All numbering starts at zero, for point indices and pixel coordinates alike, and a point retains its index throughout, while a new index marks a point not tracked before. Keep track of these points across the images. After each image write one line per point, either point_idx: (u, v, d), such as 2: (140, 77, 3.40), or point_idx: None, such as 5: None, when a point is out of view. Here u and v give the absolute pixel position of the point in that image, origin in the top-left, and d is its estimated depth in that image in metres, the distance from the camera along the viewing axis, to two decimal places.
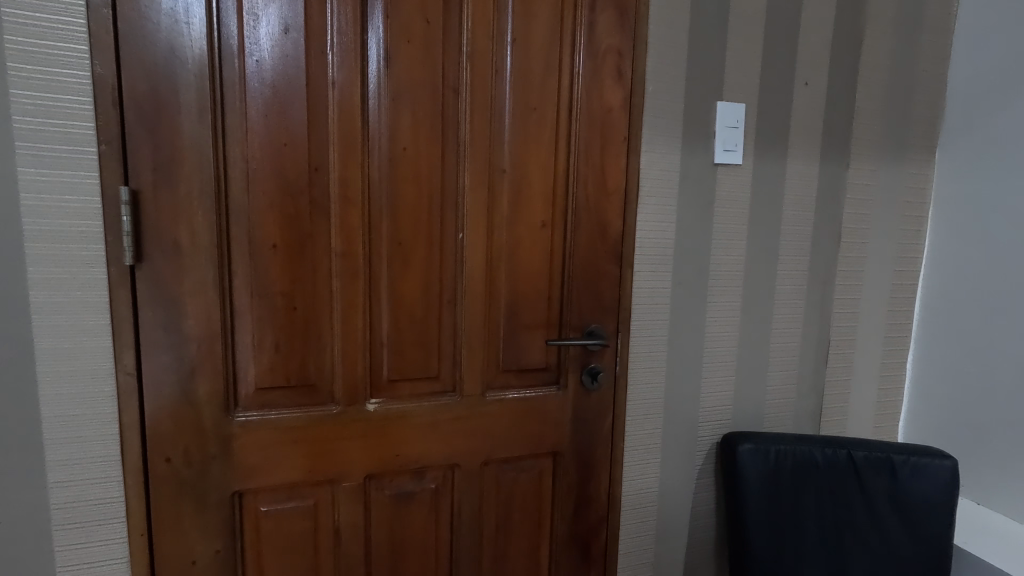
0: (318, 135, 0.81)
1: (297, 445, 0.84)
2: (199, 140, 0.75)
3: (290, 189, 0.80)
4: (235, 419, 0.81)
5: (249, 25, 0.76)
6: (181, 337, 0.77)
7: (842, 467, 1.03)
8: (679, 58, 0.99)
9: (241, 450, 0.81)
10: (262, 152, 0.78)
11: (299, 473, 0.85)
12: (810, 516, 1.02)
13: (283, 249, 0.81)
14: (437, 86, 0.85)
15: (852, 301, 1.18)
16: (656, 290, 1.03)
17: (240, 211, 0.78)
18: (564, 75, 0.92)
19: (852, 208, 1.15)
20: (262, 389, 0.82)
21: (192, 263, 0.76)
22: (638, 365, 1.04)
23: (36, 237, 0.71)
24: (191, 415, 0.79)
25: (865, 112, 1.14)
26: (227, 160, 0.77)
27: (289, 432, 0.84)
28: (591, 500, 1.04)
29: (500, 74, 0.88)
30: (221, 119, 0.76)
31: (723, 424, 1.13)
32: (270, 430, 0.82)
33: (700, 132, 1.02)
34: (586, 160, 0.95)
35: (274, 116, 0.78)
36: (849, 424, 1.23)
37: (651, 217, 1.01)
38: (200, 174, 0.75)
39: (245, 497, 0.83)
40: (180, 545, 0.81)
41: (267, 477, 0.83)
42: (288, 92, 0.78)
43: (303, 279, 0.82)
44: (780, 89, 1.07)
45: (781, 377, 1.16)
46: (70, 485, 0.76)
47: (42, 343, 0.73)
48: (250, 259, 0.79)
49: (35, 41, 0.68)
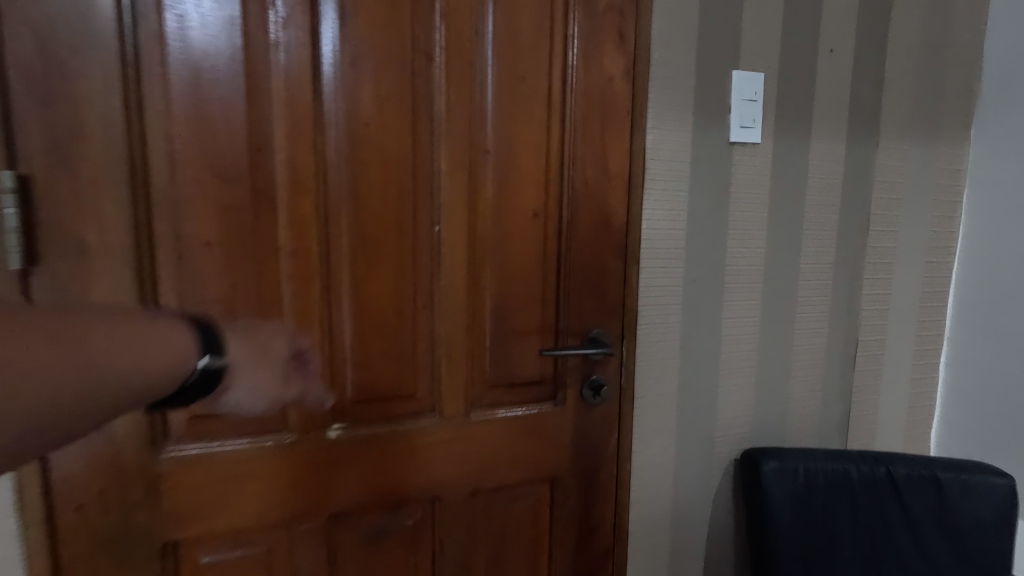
0: (261, 110, 0.67)
1: (243, 481, 0.70)
2: (107, 114, 0.61)
3: (230, 176, 0.66)
4: (169, 455, 0.67)
5: None
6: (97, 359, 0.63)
7: (882, 488, 0.90)
8: (688, 20, 0.85)
9: (173, 492, 0.67)
10: (193, 130, 0.64)
11: (247, 515, 0.71)
12: (847, 545, 0.89)
13: (221, 249, 0.66)
14: (405, 51, 0.71)
15: (882, 296, 1.06)
16: (666, 289, 0.90)
17: (164, 202, 0.64)
18: (557, 40, 0.79)
19: (881, 193, 1.03)
20: (199, 417, 0.68)
21: (108, 264, 0.62)
22: (646, 375, 0.90)
23: None
24: (115, 452, 0.65)
25: (895, 85, 1.01)
26: (148, 140, 0.63)
27: (238, 468, 0.70)
28: (596, 529, 0.91)
29: (481, 37, 0.75)
30: (138, 88, 0.62)
31: (742, 437, 1.00)
32: (213, 466, 0.69)
33: (714, 107, 0.89)
34: (584, 139, 0.81)
35: (206, 86, 0.64)
36: (879, 433, 1.11)
37: (659, 205, 0.87)
38: (110, 157, 0.61)
39: (182, 545, 0.69)
40: None
41: (208, 522, 0.69)
42: (225, 57, 0.64)
43: (247, 284, 0.68)
44: (803, 57, 0.93)
45: (805, 383, 1.03)
46: None
47: None
48: (179, 260, 0.65)
49: None
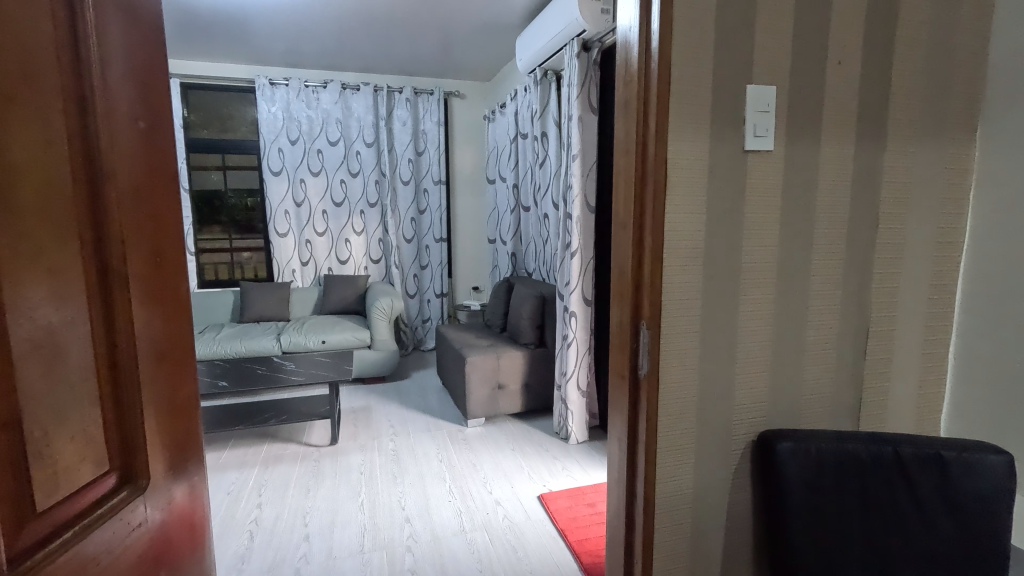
0: (52, 90, 0.54)
1: (54, 508, 0.54)
2: (55, 142, 0.54)
3: (94, 183, 0.59)
4: (130, 486, 0.65)
5: (97, 24, 0.59)
6: (163, 367, 0.71)
7: (889, 469, 0.96)
8: (702, 39, 0.94)
9: (101, 494, 0.61)
10: (100, 140, 0.59)
11: (57, 530, 0.54)
12: (854, 520, 0.96)
13: (83, 253, 0.58)
14: (639, 140, 0.97)
15: (891, 288, 1.13)
16: (686, 284, 1.00)
17: (73, 223, 0.56)
18: (643, 77, 0.95)
19: (890, 192, 1.10)
20: (89, 437, 0.59)
21: (164, 284, 0.71)
22: (670, 364, 1.01)
23: (166, 265, 0.71)
24: (159, 455, 0.70)
25: (901, 91, 1.07)
26: (132, 163, 0.65)
27: (29, 528, 0.51)
28: (631, 493, 1.05)
29: (645, 101, 0.95)
30: (147, 135, 0.68)
31: (757, 422, 1.08)
32: (46, 511, 0.53)
33: (728, 116, 0.97)
34: (637, 163, 0.98)
35: (98, 91, 0.59)
36: (889, 418, 1.17)
37: (679, 208, 0.97)
38: (35, 162, 0.52)
39: (114, 512, 0.62)
40: (129, 549, 0.64)
41: (84, 520, 0.58)
42: (75, 53, 0.57)
43: (39, 286, 0.52)
44: (812, 69, 1.01)
45: (817, 371, 1.11)
46: (116, 519, 0.62)
47: (162, 353, 0.71)
48: (39, 232, 0.53)
49: (165, 121, 0.72)
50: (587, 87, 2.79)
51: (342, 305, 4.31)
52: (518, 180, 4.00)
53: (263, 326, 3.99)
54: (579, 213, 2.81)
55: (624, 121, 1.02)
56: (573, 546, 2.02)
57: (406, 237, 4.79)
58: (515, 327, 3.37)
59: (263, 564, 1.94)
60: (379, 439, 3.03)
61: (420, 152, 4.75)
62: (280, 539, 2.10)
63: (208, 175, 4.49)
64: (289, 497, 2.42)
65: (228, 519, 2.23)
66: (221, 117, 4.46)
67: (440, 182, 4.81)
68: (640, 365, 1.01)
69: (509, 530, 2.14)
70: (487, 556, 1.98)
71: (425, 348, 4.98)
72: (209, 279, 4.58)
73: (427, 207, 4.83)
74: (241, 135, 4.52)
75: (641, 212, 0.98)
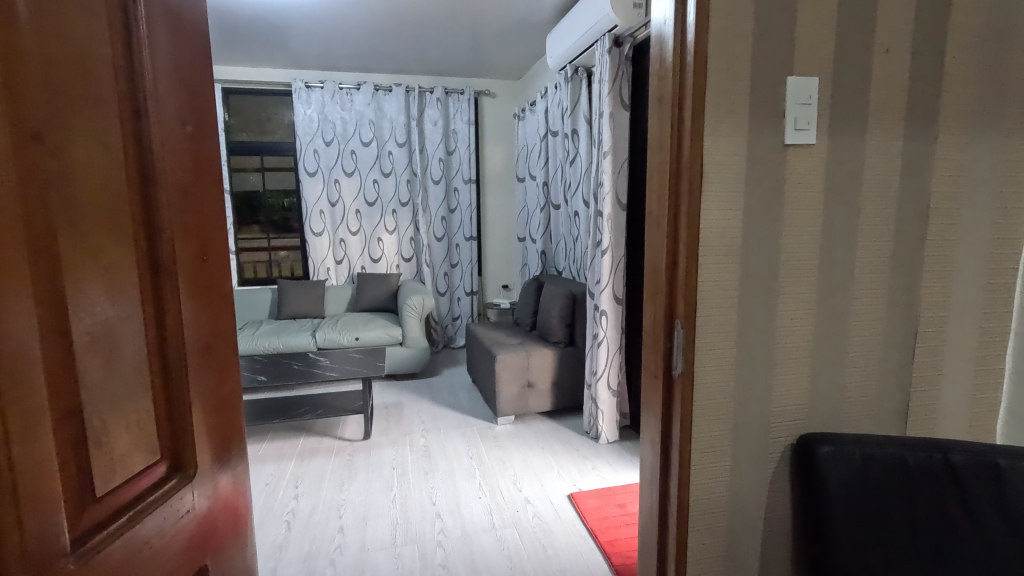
0: (109, 97, 0.57)
1: (112, 494, 0.57)
2: (111, 147, 0.57)
3: (146, 184, 0.62)
4: (179, 474, 0.68)
5: (147, 33, 0.62)
6: (209, 361, 0.74)
7: (940, 475, 0.92)
8: (740, 30, 0.92)
9: (152, 482, 0.64)
10: (151, 144, 0.62)
11: (115, 514, 0.57)
12: (900, 529, 0.92)
13: (136, 252, 0.60)
14: (674, 136, 0.95)
15: (942, 286, 1.07)
16: (722, 282, 0.98)
17: (125, 224, 0.59)
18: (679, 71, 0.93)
19: (942, 186, 1.04)
20: (141, 426, 0.62)
21: (210, 280, 0.74)
22: (705, 363, 0.99)
23: (211, 264, 0.74)
24: (205, 445, 0.73)
25: (954, 79, 1.01)
26: (181, 165, 0.68)
27: (89, 511, 0.54)
28: (664, 494, 1.04)
29: (680, 96, 0.94)
30: (194, 138, 0.70)
31: (797, 424, 1.05)
32: (105, 495, 0.56)
33: (767, 109, 0.95)
34: (671, 159, 0.96)
35: (150, 96, 0.62)
36: (940, 423, 1.12)
37: (715, 205, 0.95)
38: (93, 167, 0.55)
39: (165, 500, 0.65)
40: (179, 534, 0.67)
41: (139, 505, 0.61)
42: (129, 61, 0.59)
43: (98, 283, 0.55)
44: (857, 58, 0.97)
45: (861, 373, 1.07)
46: (168, 505, 0.65)
47: (207, 348, 0.74)
48: (97, 233, 0.55)
49: (210, 125, 0.75)
50: (619, 83, 2.76)
51: (375, 303, 4.40)
52: (548, 178, 3.99)
53: (300, 322, 4.11)
54: (610, 210, 2.78)
55: (658, 115, 1.00)
56: (603, 546, 2.00)
57: (437, 236, 4.84)
58: (545, 325, 3.36)
59: (299, 553, 2.00)
60: (411, 435, 3.08)
61: (450, 152, 4.79)
62: (316, 530, 2.16)
63: (248, 177, 4.65)
64: (324, 489, 2.49)
65: (267, 509, 2.31)
66: (260, 120, 4.61)
67: (470, 180, 4.84)
68: (674, 364, 1.00)
69: (539, 528, 2.14)
70: (517, 553, 1.99)
71: (455, 345, 5.03)
72: (248, 277, 4.74)
73: (458, 206, 4.87)
74: (278, 137, 4.66)
75: (676, 209, 0.96)
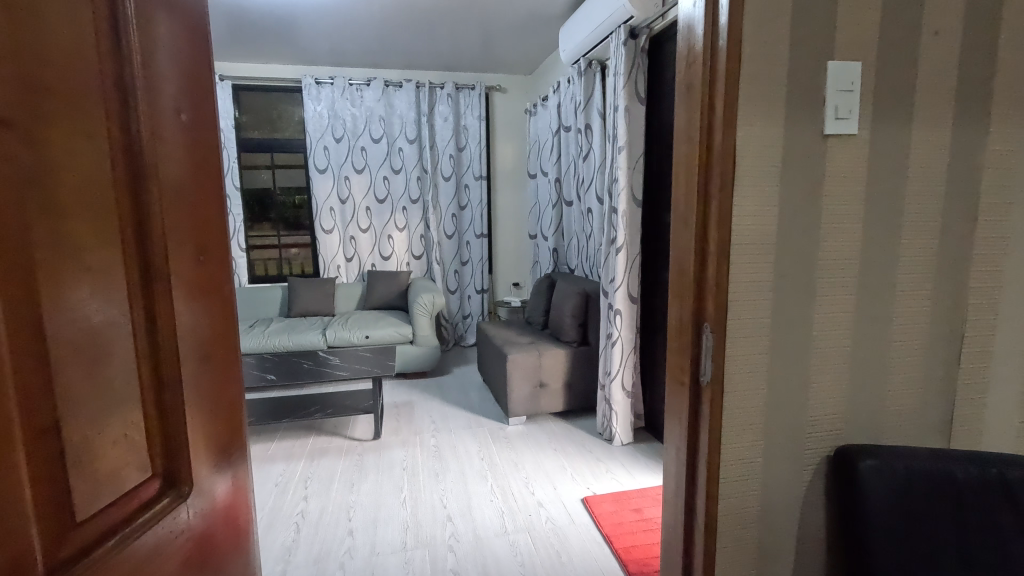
0: (93, 83, 0.52)
1: (97, 516, 0.53)
2: (96, 136, 0.52)
3: (136, 178, 0.57)
4: (172, 490, 0.63)
5: (137, 13, 0.57)
6: (207, 367, 0.69)
7: (993, 493, 0.85)
8: (777, 11, 0.85)
9: (143, 500, 0.59)
10: (142, 134, 0.57)
11: (100, 538, 0.53)
12: (948, 550, 0.85)
13: (124, 251, 0.56)
14: (703, 127, 0.89)
15: (992, 287, 1.00)
16: (754, 283, 0.91)
17: (113, 221, 0.54)
18: (710, 57, 0.87)
19: (994, 179, 0.97)
20: (131, 440, 0.57)
21: (208, 281, 0.69)
22: (736, 370, 0.93)
23: (210, 263, 0.69)
24: (202, 457, 0.68)
25: (1009, 63, 0.94)
26: (176, 158, 0.63)
27: (70, 536, 0.50)
28: (691, 507, 0.98)
29: (711, 84, 0.87)
30: (190, 128, 0.65)
31: (833, 435, 0.98)
32: (89, 517, 0.52)
33: (805, 97, 0.88)
34: (700, 151, 0.90)
35: (140, 82, 0.57)
36: (987, 434, 1.04)
37: (747, 200, 0.89)
38: (75, 159, 0.50)
39: (156, 519, 0.60)
40: (173, 555, 0.62)
41: (127, 526, 0.56)
42: (116, 44, 0.54)
43: (81, 286, 0.51)
44: (903, 42, 0.90)
45: (903, 380, 1.00)
46: (159, 524, 0.60)
47: (206, 354, 0.69)
48: (81, 231, 0.51)
49: (210, 114, 0.70)
50: (635, 76, 2.68)
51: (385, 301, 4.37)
52: (561, 174, 3.92)
53: (310, 320, 4.08)
54: (625, 207, 2.71)
55: (686, 105, 0.94)
56: (619, 553, 1.94)
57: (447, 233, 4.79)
58: (557, 324, 3.30)
59: (308, 556, 1.97)
60: (421, 435, 3.04)
61: (461, 148, 4.74)
62: (325, 532, 2.12)
63: (258, 174, 4.63)
64: (334, 490, 2.45)
65: (276, 510, 2.28)
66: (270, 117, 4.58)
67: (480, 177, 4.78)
68: (702, 370, 0.93)
69: (552, 533, 2.09)
70: (530, 559, 1.94)
71: (466, 344, 4.98)
72: (259, 275, 4.73)
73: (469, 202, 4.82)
74: (289, 134, 4.63)
75: (706, 205, 0.90)
